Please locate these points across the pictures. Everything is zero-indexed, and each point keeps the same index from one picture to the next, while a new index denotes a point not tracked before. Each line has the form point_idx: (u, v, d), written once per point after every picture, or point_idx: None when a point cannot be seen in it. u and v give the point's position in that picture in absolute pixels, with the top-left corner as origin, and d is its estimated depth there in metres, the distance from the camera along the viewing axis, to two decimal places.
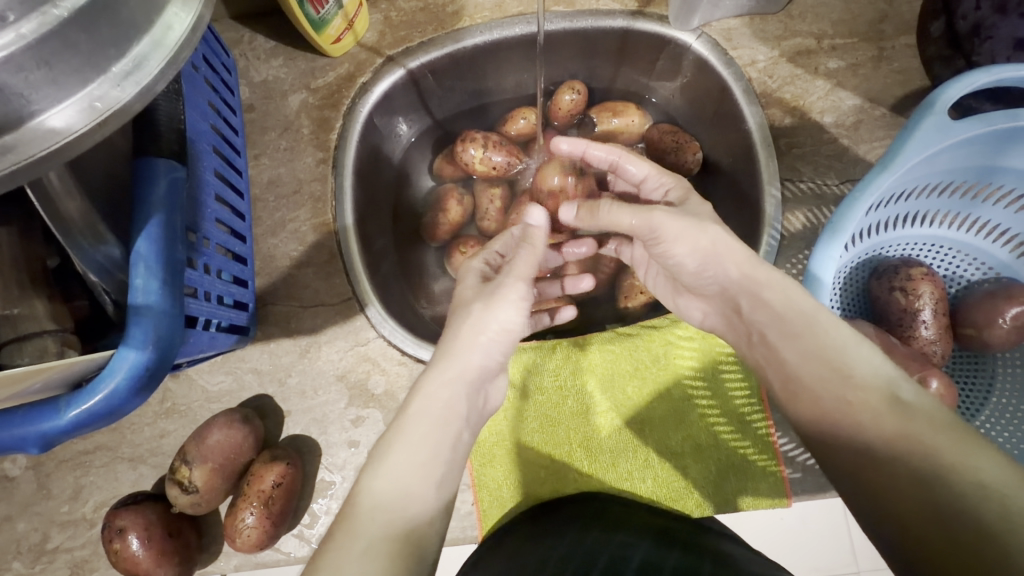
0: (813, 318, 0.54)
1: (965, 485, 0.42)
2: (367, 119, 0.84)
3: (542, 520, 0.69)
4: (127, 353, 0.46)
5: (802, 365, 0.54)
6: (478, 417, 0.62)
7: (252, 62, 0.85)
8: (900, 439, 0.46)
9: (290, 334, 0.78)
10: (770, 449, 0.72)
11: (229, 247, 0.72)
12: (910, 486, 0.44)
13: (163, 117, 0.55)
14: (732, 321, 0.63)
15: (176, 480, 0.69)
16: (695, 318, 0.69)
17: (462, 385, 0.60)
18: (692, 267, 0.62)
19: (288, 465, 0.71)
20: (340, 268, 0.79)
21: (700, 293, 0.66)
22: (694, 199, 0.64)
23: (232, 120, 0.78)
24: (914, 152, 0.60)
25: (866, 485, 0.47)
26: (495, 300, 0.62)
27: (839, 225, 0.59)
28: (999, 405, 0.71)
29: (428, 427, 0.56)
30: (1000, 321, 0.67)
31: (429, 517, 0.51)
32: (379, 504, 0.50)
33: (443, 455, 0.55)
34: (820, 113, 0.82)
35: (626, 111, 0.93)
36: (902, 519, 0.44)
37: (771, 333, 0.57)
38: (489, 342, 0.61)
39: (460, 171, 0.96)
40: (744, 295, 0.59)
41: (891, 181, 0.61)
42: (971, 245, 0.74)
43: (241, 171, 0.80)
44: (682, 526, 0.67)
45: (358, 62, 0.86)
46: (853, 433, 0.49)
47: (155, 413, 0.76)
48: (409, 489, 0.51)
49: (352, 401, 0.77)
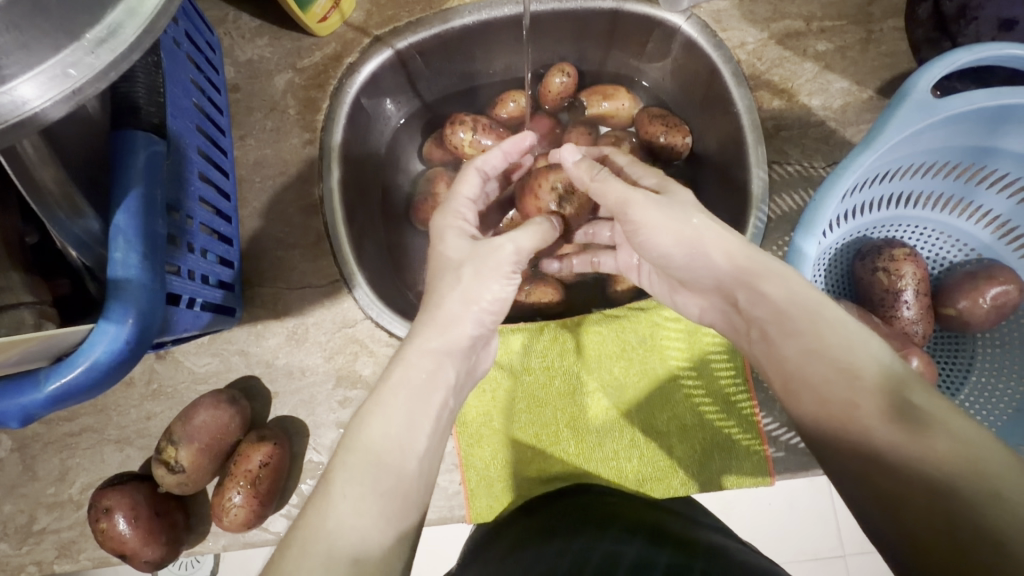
0: (816, 314, 0.54)
1: (979, 495, 0.41)
2: (355, 99, 0.83)
3: (535, 512, 0.70)
4: (107, 326, 0.46)
5: (804, 362, 0.53)
6: (464, 385, 0.63)
7: (236, 42, 0.84)
8: (910, 448, 0.45)
9: (277, 317, 0.77)
10: (754, 429, 0.72)
11: (214, 228, 0.71)
12: (922, 496, 0.43)
13: (143, 88, 0.55)
14: (733, 317, 0.62)
15: (162, 460, 0.69)
16: (693, 314, 0.68)
17: (444, 355, 0.60)
18: (680, 260, 0.61)
19: (276, 445, 0.71)
20: (327, 250, 0.79)
21: (696, 288, 0.64)
22: (674, 187, 0.64)
23: (216, 100, 0.77)
24: (898, 131, 0.61)
25: (876, 493, 0.47)
26: (486, 268, 0.62)
27: (821, 205, 0.60)
28: (979, 383, 0.72)
29: (407, 399, 0.56)
30: (981, 301, 0.68)
31: (408, 491, 0.52)
32: (354, 477, 0.51)
33: (422, 428, 0.56)
34: (808, 96, 0.82)
35: (616, 94, 0.93)
36: (914, 531, 0.44)
37: (771, 330, 0.56)
38: (477, 312, 0.62)
39: (449, 155, 0.95)
40: (741, 288, 0.58)
41: (873, 160, 0.61)
42: (954, 227, 0.74)
43: (227, 151, 0.79)
44: (677, 520, 0.66)
45: (345, 42, 0.85)
46: (860, 439, 0.48)
47: (141, 395, 0.76)
48: (383, 458, 0.53)
49: (340, 382, 0.77)
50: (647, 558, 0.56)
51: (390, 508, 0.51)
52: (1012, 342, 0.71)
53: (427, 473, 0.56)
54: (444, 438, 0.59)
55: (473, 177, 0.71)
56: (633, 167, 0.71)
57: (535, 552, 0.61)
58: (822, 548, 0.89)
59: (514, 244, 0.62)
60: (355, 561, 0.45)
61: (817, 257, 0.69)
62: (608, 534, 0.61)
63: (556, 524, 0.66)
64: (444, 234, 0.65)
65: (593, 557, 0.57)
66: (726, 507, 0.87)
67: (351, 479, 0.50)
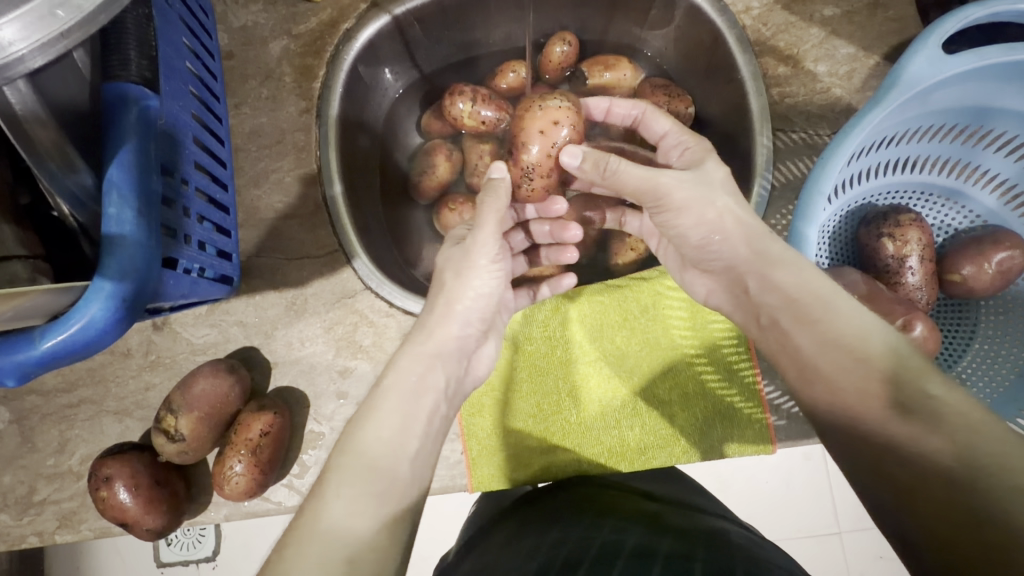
0: (829, 301, 0.53)
1: (998, 487, 0.42)
2: (351, 67, 0.81)
3: (538, 502, 0.69)
4: (102, 283, 0.46)
5: (820, 354, 0.52)
6: (457, 391, 0.62)
7: (229, 7, 0.82)
8: (924, 439, 0.45)
9: (276, 287, 0.77)
10: (756, 397, 0.72)
11: (209, 194, 0.70)
12: (938, 487, 0.44)
13: (133, 42, 0.53)
14: (740, 300, 0.61)
15: (162, 429, 0.69)
16: (699, 294, 0.67)
17: (431, 355, 0.60)
18: (696, 240, 0.61)
19: (276, 414, 0.70)
20: (325, 220, 0.78)
21: (706, 269, 0.64)
22: (710, 159, 0.62)
23: (210, 65, 0.75)
24: (906, 89, 0.60)
25: (895, 487, 0.47)
26: (466, 269, 0.63)
27: (829, 163, 0.59)
28: (982, 350, 0.72)
29: (401, 400, 0.56)
30: (987, 267, 0.68)
31: (402, 491, 0.52)
32: (348, 479, 0.50)
33: (414, 431, 0.56)
34: (813, 62, 0.80)
35: (617, 65, 0.91)
36: (932, 523, 0.44)
37: (784, 319, 0.55)
38: (463, 311, 0.63)
39: (448, 127, 0.94)
40: (752, 275, 0.58)
41: (881, 118, 0.61)
42: (960, 192, 0.74)
43: (222, 118, 0.76)
44: (673, 507, 0.64)
45: (340, 8, 0.83)
46: (875, 432, 0.48)
47: (139, 366, 0.75)
48: (375, 462, 0.52)
49: (339, 352, 0.76)
50: (649, 543, 0.55)
51: (383, 509, 0.50)
52: (1015, 310, 0.71)
53: (421, 477, 0.55)
54: (440, 443, 0.59)
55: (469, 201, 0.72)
56: (676, 135, 0.67)
57: (537, 540, 0.59)
58: (817, 526, 0.90)
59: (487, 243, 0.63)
60: (350, 562, 0.45)
61: (822, 221, 0.69)
62: (607, 525, 0.59)
63: (560, 513, 0.65)
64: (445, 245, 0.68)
65: (593, 544, 0.55)
66: (723, 486, 0.88)
67: (341, 480, 0.50)
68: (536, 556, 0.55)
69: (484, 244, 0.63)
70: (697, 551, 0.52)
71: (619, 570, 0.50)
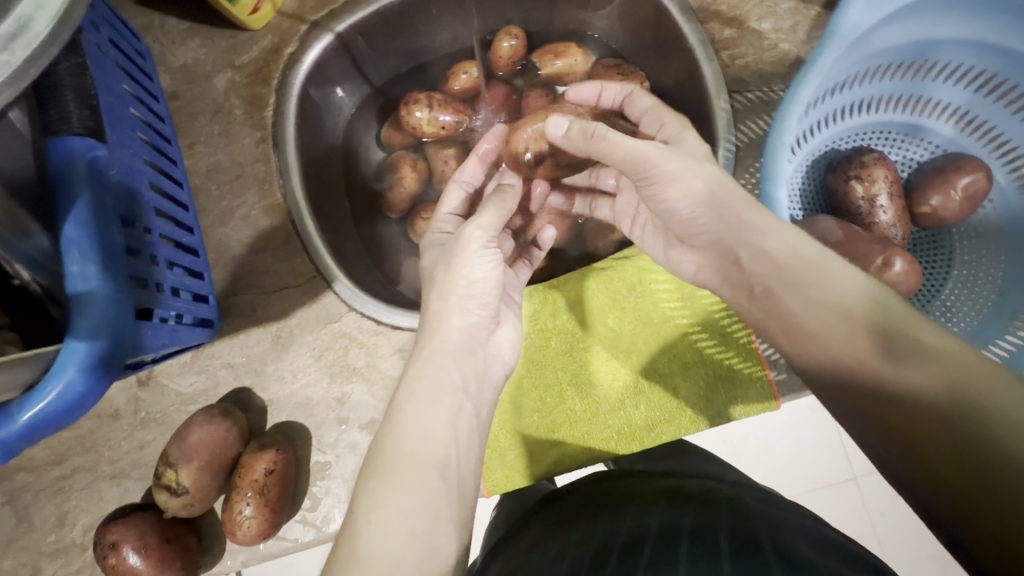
0: (819, 263, 0.54)
1: (993, 425, 0.42)
2: (302, 90, 0.81)
3: (566, 498, 0.68)
4: (74, 345, 0.45)
5: (809, 316, 0.53)
6: (480, 386, 0.63)
7: (166, 47, 0.80)
8: (919, 386, 0.46)
9: (258, 323, 0.75)
10: (754, 356, 0.73)
11: (176, 239, 0.68)
12: (937, 434, 0.44)
13: (71, 91, 0.52)
14: (730, 273, 0.61)
15: (163, 485, 0.67)
16: (687, 272, 0.67)
17: (455, 359, 0.61)
18: (685, 215, 0.60)
19: (279, 451, 0.69)
20: (299, 246, 0.77)
21: (692, 244, 0.64)
22: (690, 138, 0.63)
23: (156, 108, 0.73)
24: (848, 31, 0.61)
25: (889, 432, 0.48)
26: (455, 257, 0.63)
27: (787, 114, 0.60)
28: (962, 277, 0.73)
29: (417, 408, 0.56)
30: (953, 193, 0.69)
31: (435, 506, 0.51)
32: (380, 496, 0.50)
33: (437, 437, 0.55)
34: (757, 21, 0.81)
35: (567, 51, 0.94)
36: (933, 466, 0.45)
37: (774, 285, 0.56)
38: (456, 305, 0.63)
39: (408, 137, 0.97)
40: (743, 246, 0.57)
41: (830, 65, 0.62)
42: (917, 125, 0.75)
43: (176, 159, 0.75)
44: (695, 483, 0.63)
45: (281, 32, 0.81)
46: (875, 386, 0.48)
47: (130, 425, 0.73)
48: (404, 478, 0.51)
49: (334, 378, 0.75)
50: (673, 522, 0.54)
51: (417, 527, 0.48)
52: (986, 233, 0.73)
53: (459, 486, 0.54)
54: (472, 444, 0.58)
55: (455, 194, 0.75)
56: (655, 113, 0.68)
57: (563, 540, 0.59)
58: (833, 475, 0.91)
59: (481, 229, 0.63)
60: None
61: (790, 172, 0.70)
62: (630, 513, 0.59)
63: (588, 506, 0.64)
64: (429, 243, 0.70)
65: (619, 537, 0.54)
66: (738, 452, 0.89)
67: (372, 502, 0.49)
68: (565, 554, 0.55)
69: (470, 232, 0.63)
70: (720, 526, 0.52)
71: (645, 560, 0.49)
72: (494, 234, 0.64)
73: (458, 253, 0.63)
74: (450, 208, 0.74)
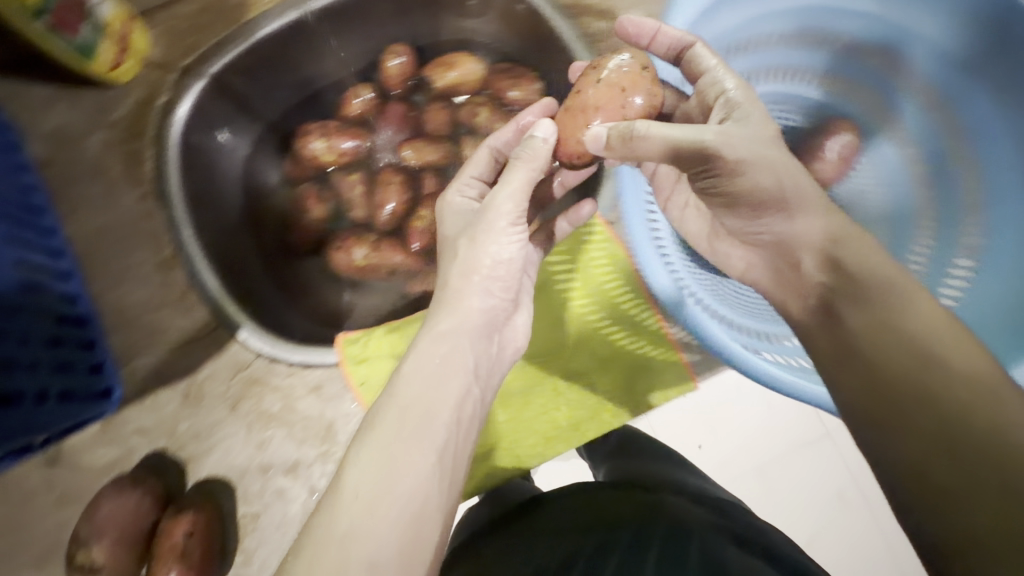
0: (872, 261, 0.51)
1: (992, 444, 0.41)
2: (181, 140, 0.79)
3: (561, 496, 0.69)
4: None
5: (848, 305, 0.50)
6: (490, 370, 0.60)
7: (32, 114, 0.77)
8: (940, 393, 0.44)
9: (166, 382, 0.73)
10: (665, 340, 0.74)
11: (51, 312, 0.69)
12: (935, 439, 0.43)
13: None
14: (784, 275, 0.57)
15: (78, 564, 0.66)
16: (736, 267, 0.63)
17: (473, 336, 0.59)
18: (749, 206, 0.55)
19: (196, 512, 0.68)
20: (198, 298, 0.75)
21: (750, 241, 0.60)
22: (756, 111, 0.54)
23: (24, 180, 0.73)
24: None
25: (875, 421, 0.47)
26: (481, 233, 0.61)
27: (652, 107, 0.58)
28: None
29: (417, 395, 0.53)
30: (828, 154, 0.72)
31: (425, 493, 0.49)
32: (367, 476, 0.48)
33: (439, 418, 0.53)
34: (628, 10, 0.82)
35: (458, 61, 0.93)
36: (922, 469, 0.43)
37: (837, 297, 0.52)
38: (478, 283, 0.61)
39: (309, 168, 0.96)
40: (805, 249, 0.54)
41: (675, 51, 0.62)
42: (789, 93, 0.74)
43: (55, 228, 0.74)
44: (694, 519, 0.64)
45: (152, 83, 0.80)
46: (891, 382, 0.47)
47: (45, 508, 0.71)
48: (394, 457, 0.49)
49: (252, 427, 0.73)
50: None
51: (409, 511, 0.47)
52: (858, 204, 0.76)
53: (453, 471, 0.52)
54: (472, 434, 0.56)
55: (483, 154, 0.70)
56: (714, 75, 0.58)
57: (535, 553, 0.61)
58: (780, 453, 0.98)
59: (508, 203, 0.59)
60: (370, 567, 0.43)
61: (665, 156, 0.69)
62: None
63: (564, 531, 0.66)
64: (450, 203, 0.68)
65: None
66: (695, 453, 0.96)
67: (363, 481, 0.48)
68: None
69: (501, 205, 0.59)
70: None
71: None
72: (522, 213, 0.61)
73: (483, 224, 0.60)
74: (476, 174, 0.70)
